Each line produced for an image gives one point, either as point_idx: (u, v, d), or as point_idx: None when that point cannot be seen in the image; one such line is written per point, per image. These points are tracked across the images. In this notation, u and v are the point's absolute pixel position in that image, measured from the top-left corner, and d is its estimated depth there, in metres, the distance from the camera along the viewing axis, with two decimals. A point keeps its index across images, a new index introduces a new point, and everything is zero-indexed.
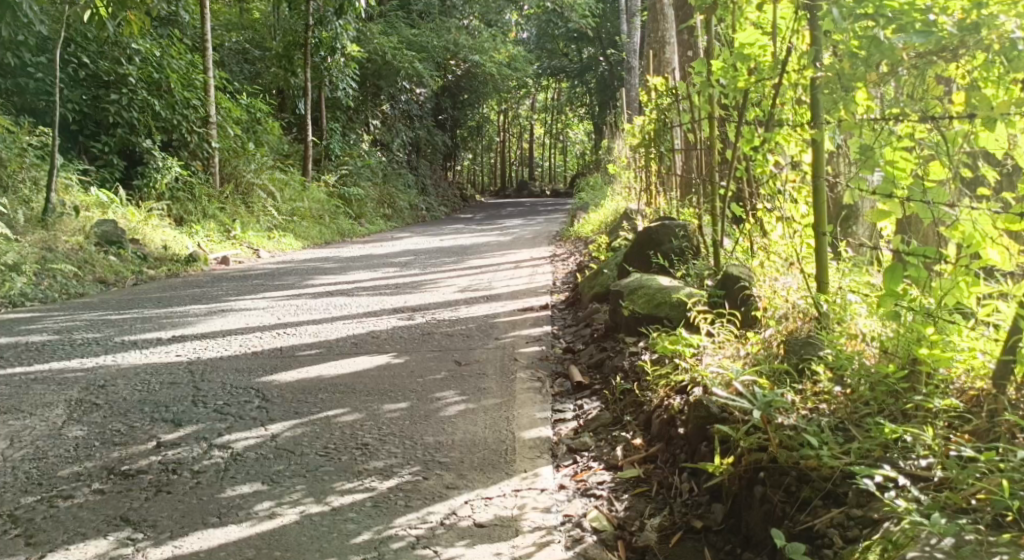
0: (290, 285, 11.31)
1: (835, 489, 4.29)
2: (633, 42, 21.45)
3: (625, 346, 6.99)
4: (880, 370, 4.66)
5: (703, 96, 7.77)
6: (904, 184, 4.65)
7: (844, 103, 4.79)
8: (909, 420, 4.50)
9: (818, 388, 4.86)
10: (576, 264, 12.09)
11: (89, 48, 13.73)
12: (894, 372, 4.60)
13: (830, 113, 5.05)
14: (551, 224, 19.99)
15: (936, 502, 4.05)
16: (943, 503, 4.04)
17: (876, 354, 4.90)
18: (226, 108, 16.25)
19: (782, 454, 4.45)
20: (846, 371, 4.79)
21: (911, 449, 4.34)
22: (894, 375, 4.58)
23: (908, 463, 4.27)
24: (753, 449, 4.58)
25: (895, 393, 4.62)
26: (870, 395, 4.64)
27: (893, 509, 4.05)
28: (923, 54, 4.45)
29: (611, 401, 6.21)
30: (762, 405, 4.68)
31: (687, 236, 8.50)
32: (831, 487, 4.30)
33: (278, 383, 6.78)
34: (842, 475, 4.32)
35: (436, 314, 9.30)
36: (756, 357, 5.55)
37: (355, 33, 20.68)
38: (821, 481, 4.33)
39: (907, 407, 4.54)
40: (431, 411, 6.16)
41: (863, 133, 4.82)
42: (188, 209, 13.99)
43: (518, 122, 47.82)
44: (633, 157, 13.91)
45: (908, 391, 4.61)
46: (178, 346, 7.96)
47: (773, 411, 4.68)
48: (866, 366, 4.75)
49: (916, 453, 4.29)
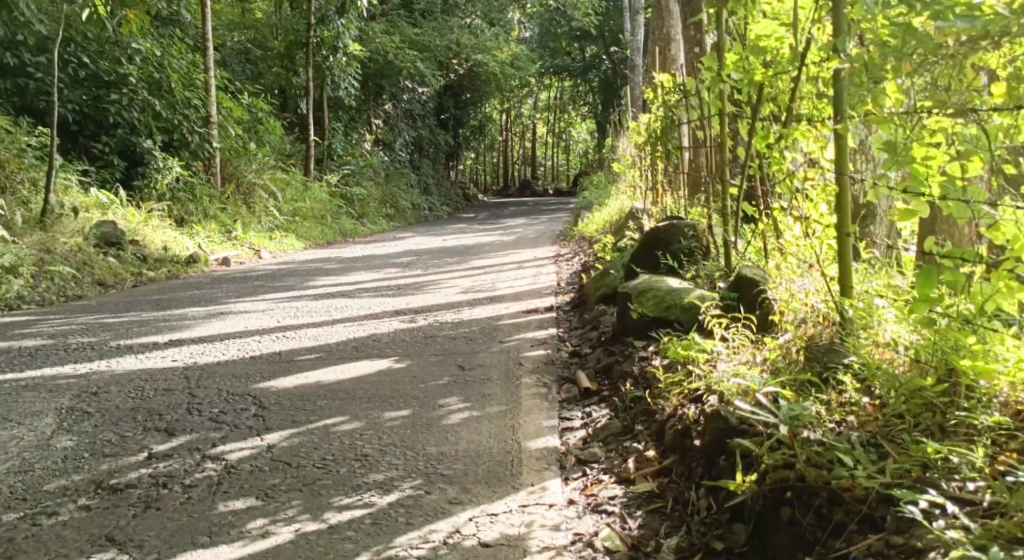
0: (291, 286, 11.08)
1: (871, 513, 4.04)
2: (637, 40, 21.20)
3: (634, 350, 6.76)
4: (914, 381, 4.44)
5: (714, 92, 7.55)
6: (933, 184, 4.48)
7: (872, 97, 4.73)
8: (950, 438, 4.27)
9: (845, 398, 4.65)
10: (581, 264, 11.86)
11: (88, 48, 13.47)
12: (932, 384, 4.39)
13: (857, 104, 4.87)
14: (557, 223, 19.79)
15: (988, 531, 3.77)
16: (995, 533, 3.77)
17: (904, 362, 4.68)
18: (227, 107, 16.03)
19: (811, 474, 4.20)
20: (876, 382, 4.59)
21: (956, 470, 4.10)
22: (931, 387, 4.37)
23: (951, 486, 4.01)
24: (778, 466, 4.34)
25: (931, 406, 4.41)
26: (904, 408, 4.42)
27: (940, 539, 3.79)
28: (969, 39, 4.10)
29: (621, 409, 5.99)
30: (788, 419, 4.42)
31: (696, 235, 8.23)
32: (867, 510, 4.05)
33: (276, 390, 6.55)
34: (879, 498, 4.07)
35: (439, 316, 9.06)
36: (774, 364, 5.36)
37: (357, 32, 20.45)
38: (856, 504, 4.07)
39: (944, 420, 4.32)
40: (433, 420, 5.93)
41: (892, 127, 4.63)
42: (189, 210, 13.74)
43: (521, 121, 47.60)
44: (638, 156, 13.68)
45: (947, 406, 4.38)
46: (175, 351, 7.73)
47: (800, 426, 4.41)
48: (897, 376, 4.54)
49: (961, 475, 4.04)
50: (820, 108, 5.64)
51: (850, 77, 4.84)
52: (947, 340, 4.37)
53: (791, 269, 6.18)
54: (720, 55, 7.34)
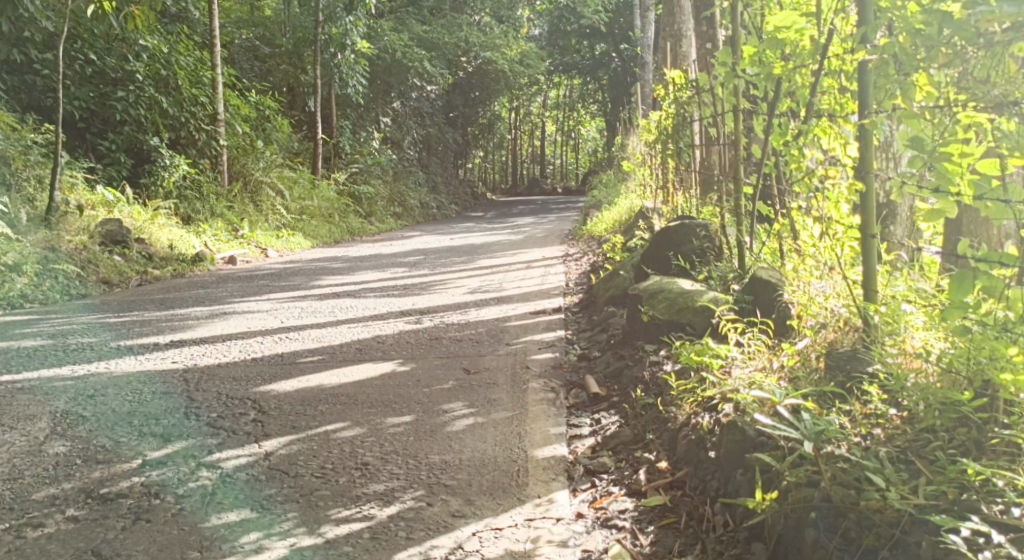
0: (296, 285, 10.90)
1: (905, 538, 3.83)
2: (647, 38, 20.94)
3: (645, 355, 6.55)
4: (947, 394, 4.23)
5: (729, 88, 7.35)
6: (962, 182, 4.32)
7: (903, 90, 4.52)
8: (991, 458, 4.07)
9: (873, 410, 4.47)
10: (590, 265, 11.64)
11: (96, 44, 13.22)
12: (968, 399, 4.17)
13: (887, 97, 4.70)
14: (566, 223, 19.57)
15: None
16: None
17: (932, 374, 4.46)
18: (234, 105, 15.85)
19: (837, 493, 4.00)
20: (904, 393, 4.39)
21: (999, 493, 3.90)
22: (967, 402, 4.15)
23: (994, 510, 3.82)
24: (801, 484, 4.13)
25: (965, 420, 4.22)
26: (937, 423, 4.22)
27: None
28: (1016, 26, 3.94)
29: (631, 416, 5.79)
30: (812, 434, 4.21)
31: (708, 235, 8.04)
32: (900, 535, 3.84)
33: (276, 394, 6.36)
34: (912, 521, 3.87)
35: (445, 317, 8.86)
36: (792, 372, 5.17)
37: (365, 29, 20.22)
38: (888, 528, 3.87)
39: (981, 436, 4.13)
40: (437, 426, 5.74)
41: (925, 121, 4.46)
42: (196, 208, 13.57)
43: (530, 120, 47.39)
44: (648, 154, 13.46)
45: (986, 424, 4.18)
46: (175, 353, 7.54)
47: (824, 441, 4.22)
48: (928, 387, 4.33)
49: (1004, 500, 3.84)
50: (842, 102, 5.47)
51: (879, 69, 4.67)
52: (984, 351, 4.11)
53: (810, 272, 6.00)
54: (734, 51, 7.15)
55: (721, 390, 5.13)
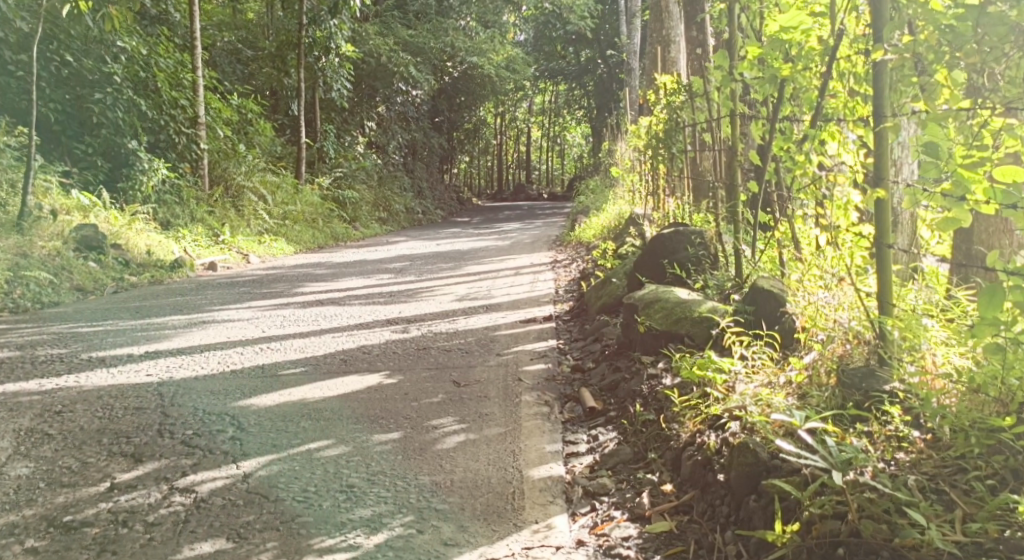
0: (278, 293, 10.58)
1: None
2: (635, 44, 20.66)
3: (642, 367, 6.28)
4: (987, 418, 4.09)
5: (726, 91, 7.08)
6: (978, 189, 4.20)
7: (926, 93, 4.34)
8: None
9: (894, 431, 4.30)
10: (580, 272, 11.38)
11: (72, 45, 12.84)
12: (1008, 425, 4.02)
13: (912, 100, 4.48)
14: (553, 229, 19.28)
15: None
16: None
17: (957, 394, 4.31)
18: (215, 108, 15.51)
19: (868, 528, 3.87)
20: (932, 416, 4.22)
21: None
22: (1008, 429, 4.01)
23: None
24: (826, 515, 3.98)
25: (999, 445, 4.07)
26: (975, 450, 4.05)
27: None
28: None
29: (630, 433, 5.52)
30: (840, 463, 4.08)
31: (703, 243, 7.72)
32: None
33: (256, 408, 6.08)
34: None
35: (433, 326, 8.56)
36: (801, 389, 4.91)
37: (350, 33, 19.91)
38: None
39: (1019, 463, 3.98)
40: (426, 444, 5.47)
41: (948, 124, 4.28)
42: (175, 213, 13.27)
43: (516, 125, 47.12)
44: (637, 159, 13.19)
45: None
46: (150, 364, 7.24)
47: (851, 471, 4.08)
48: (963, 411, 4.17)
49: None
50: (851, 106, 5.22)
51: (897, 70, 4.49)
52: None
53: (813, 281, 5.73)
54: (731, 54, 6.90)
55: (727, 408, 4.87)
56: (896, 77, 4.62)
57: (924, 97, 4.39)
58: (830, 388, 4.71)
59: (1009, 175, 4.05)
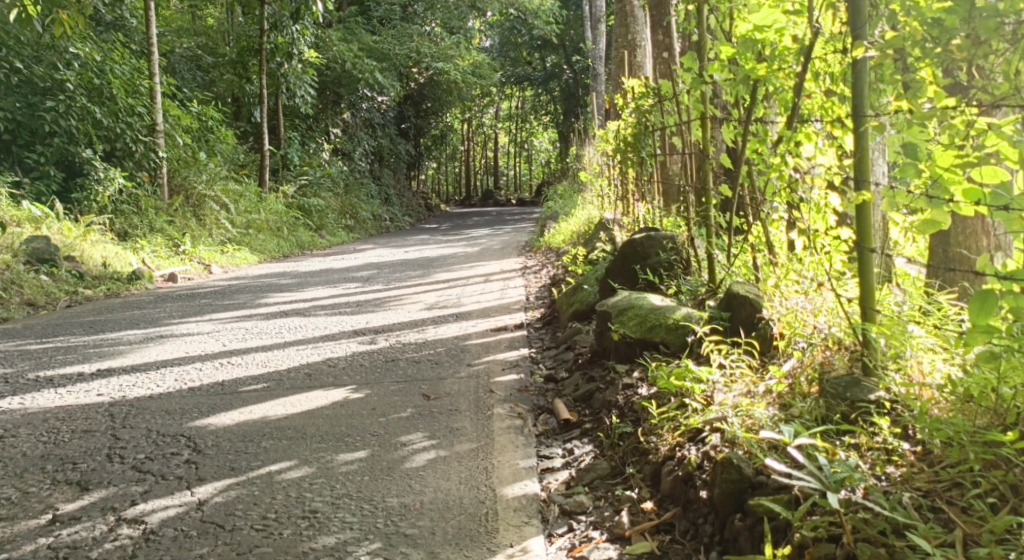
0: (241, 304, 10.30)
1: None
2: (600, 48, 20.52)
3: (618, 377, 6.07)
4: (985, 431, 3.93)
5: (695, 93, 6.89)
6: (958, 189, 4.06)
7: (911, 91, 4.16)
8: None
9: (883, 444, 4.16)
10: (550, 277, 11.18)
11: (22, 51, 12.63)
12: (1008, 439, 3.86)
13: (895, 98, 4.30)
14: (522, 234, 19.08)
15: None
16: None
17: (951, 406, 4.15)
18: (174, 115, 15.17)
19: (864, 551, 3.72)
20: (929, 429, 4.06)
21: None
22: (1008, 442, 3.85)
23: None
24: (820, 538, 3.83)
25: (997, 460, 3.91)
26: (974, 465, 3.89)
27: None
28: None
29: (606, 446, 5.31)
30: (832, 482, 3.93)
31: (675, 248, 7.56)
32: None
33: (214, 429, 5.88)
34: None
35: (401, 336, 8.31)
36: (783, 398, 4.70)
37: (313, 40, 19.64)
38: None
39: (1017, 478, 3.81)
40: (394, 463, 5.25)
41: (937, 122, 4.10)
42: (133, 224, 12.95)
43: (483, 131, 46.93)
44: (606, 164, 12.98)
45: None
46: (101, 384, 7.00)
47: (844, 489, 3.93)
48: (962, 425, 4.01)
49: None
50: (828, 106, 5.02)
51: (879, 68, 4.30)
52: None
53: (790, 286, 5.53)
54: (700, 55, 6.73)
55: (707, 420, 4.67)
56: (876, 75, 4.44)
57: (908, 94, 4.22)
58: (813, 398, 4.55)
59: (992, 175, 3.94)
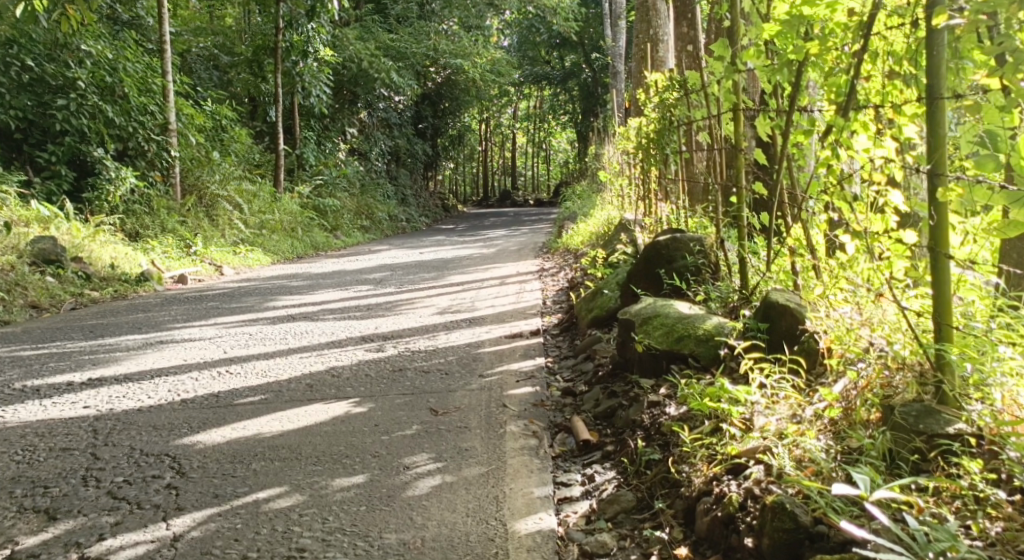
0: (248, 307, 9.78)
1: None
2: (619, 46, 19.92)
3: (642, 394, 5.51)
4: None
5: (726, 83, 6.30)
6: None
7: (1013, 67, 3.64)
8: None
9: (972, 488, 3.77)
10: (567, 281, 10.64)
11: (34, 49, 12.14)
12: None
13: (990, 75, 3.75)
14: (540, 235, 18.55)
15: None
16: None
17: None
18: (188, 113, 14.62)
19: None
20: None
21: None
22: None
23: None
24: None
25: None
26: None
27: None
28: None
29: (631, 474, 4.77)
30: (926, 547, 3.48)
31: (702, 250, 6.98)
32: None
33: (201, 447, 5.36)
34: None
35: (410, 343, 7.77)
36: (838, 427, 4.24)
37: (329, 38, 19.11)
38: None
39: None
40: (395, 490, 4.75)
41: None
42: (144, 224, 12.47)
43: (501, 132, 46.36)
44: (626, 163, 12.41)
45: None
46: (90, 395, 6.50)
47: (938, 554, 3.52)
48: None
49: None
50: (888, 91, 4.47)
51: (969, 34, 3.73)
52: None
53: (839, 295, 4.97)
54: (733, 42, 6.17)
55: (751, 453, 4.21)
56: (959, 49, 3.90)
57: (1005, 68, 3.67)
58: (878, 428, 4.10)
59: None
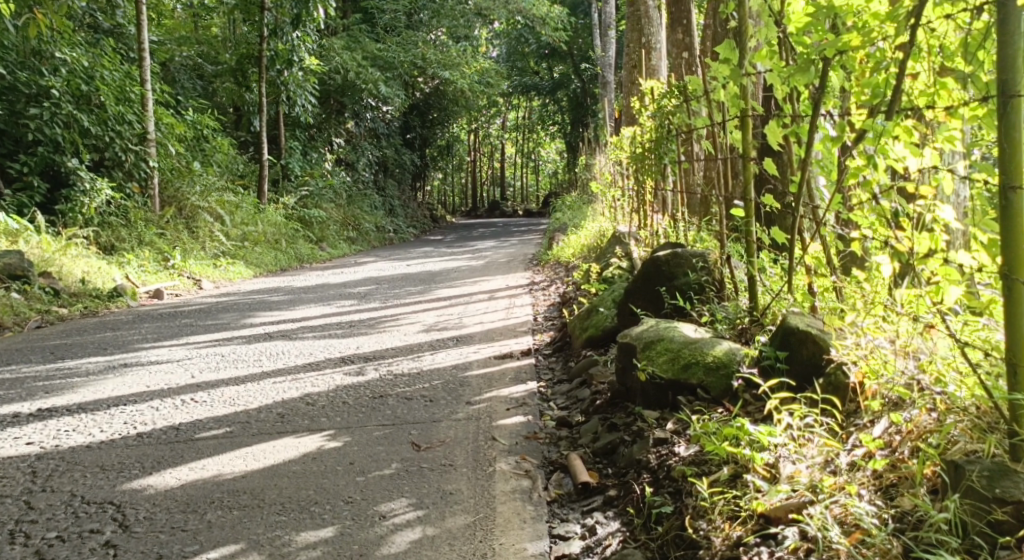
0: (224, 325, 9.14)
1: None
2: (608, 56, 19.33)
3: (647, 429, 4.90)
4: None
5: (732, 87, 5.68)
6: None
7: None
8: None
9: None
10: (561, 295, 10.02)
11: (5, 56, 11.46)
12: None
13: None
14: (529, 247, 17.92)
15: None
16: None
17: None
18: (167, 123, 13.99)
19: None
20: None
21: None
22: None
23: None
24: None
25: None
26: None
27: None
28: None
29: (639, 529, 4.21)
30: None
31: (706, 267, 6.35)
32: None
33: (153, 492, 4.76)
34: None
35: (393, 366, 7.16)
36: (890, 487, 3.87)
37: (315, 47, 18.45)
38: None
39: None
40: (366, 549, 4.23)
41: None
42: (120, 236, 11.85)
43: (490, 142, 45.72)
44: (619, 174, 11.79)
45: None
46: (38, 429, 5.89)
47: None
48: None
49: None
50: (935, 91, 4.01)
51: None
52: None
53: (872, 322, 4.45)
54: (740, 43, 5.55)
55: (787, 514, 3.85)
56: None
57: None
58: (943, 493, 3.71)
59: None
